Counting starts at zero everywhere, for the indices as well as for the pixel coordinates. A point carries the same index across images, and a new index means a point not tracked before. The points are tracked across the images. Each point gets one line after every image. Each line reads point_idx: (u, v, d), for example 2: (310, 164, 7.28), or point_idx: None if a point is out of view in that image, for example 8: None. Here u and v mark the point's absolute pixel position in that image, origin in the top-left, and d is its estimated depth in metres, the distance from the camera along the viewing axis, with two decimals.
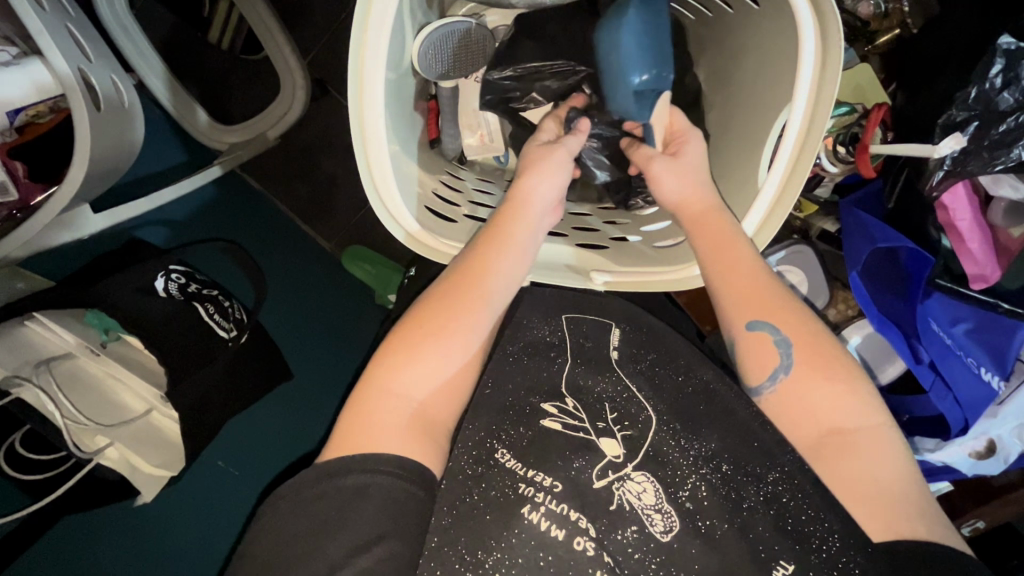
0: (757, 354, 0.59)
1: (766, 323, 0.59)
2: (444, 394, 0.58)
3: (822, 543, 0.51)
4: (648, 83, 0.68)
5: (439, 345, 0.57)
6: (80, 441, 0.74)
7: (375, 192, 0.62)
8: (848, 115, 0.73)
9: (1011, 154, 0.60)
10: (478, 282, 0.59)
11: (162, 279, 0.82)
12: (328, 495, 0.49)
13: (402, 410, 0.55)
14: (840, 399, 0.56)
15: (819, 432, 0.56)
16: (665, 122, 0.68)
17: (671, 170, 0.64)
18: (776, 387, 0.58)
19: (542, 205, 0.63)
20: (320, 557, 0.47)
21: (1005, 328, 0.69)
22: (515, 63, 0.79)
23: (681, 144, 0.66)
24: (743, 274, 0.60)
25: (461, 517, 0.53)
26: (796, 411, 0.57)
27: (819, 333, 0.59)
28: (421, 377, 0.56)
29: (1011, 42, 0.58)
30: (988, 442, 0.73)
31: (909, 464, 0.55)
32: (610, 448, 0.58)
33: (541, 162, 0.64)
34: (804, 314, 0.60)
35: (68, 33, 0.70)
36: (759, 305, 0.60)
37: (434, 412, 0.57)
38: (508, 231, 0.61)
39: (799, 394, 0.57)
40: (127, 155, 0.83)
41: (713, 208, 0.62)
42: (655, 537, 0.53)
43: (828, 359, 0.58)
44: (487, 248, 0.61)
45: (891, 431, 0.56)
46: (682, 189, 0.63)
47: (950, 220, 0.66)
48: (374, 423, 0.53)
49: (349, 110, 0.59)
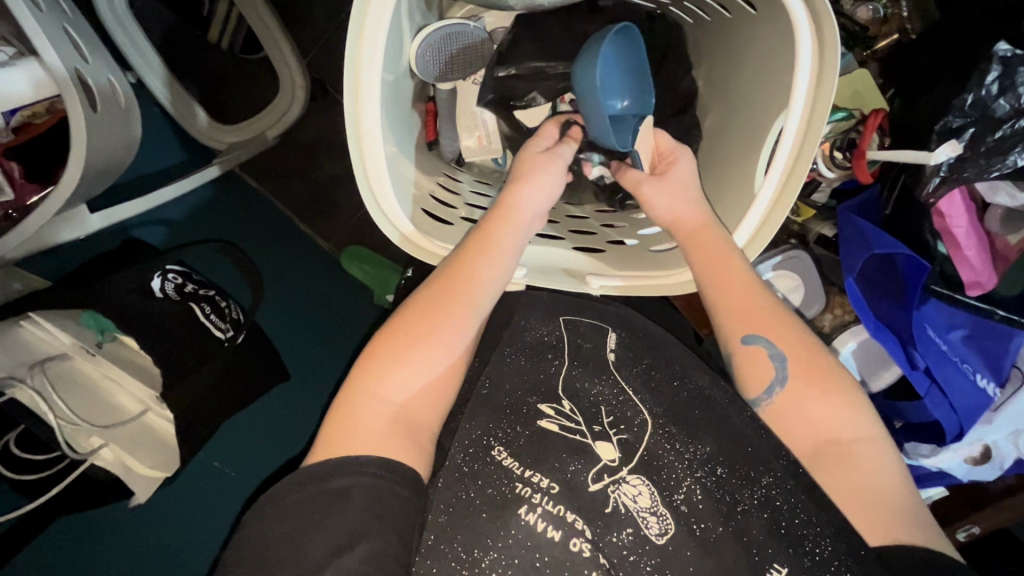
0: (741, 368, 0.60)
1: (747, 337, 0.59)
2: (424, 399, 0.57)
3: (815, 546, 0.52)
4: (630, 109, 0.68)
5: (420, 353, 0.57)
6: (74, 441, 0.75)
7: (371, 194, 0.62)
8: (845, 120, 0.72)
9: (1007, 161, 0.60)
10: (456, 295, 0.59)
11: (158, 279, 0.82)
12: (314, 499, 0.49)
13: (384, 414, 0.54)
14: (820, 410, 0.56)
15: (813, 444, 0.56)
16: (651, 143, 0.68)
17: (658, 190, 0.64)
18: (766, 401, 0.59)
19: (528, 216, 0.63)
20: (303, 557, 0.47)
21: (1003, 333, 0.68)
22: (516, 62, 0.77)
23: (670, 163, 0.66)
24: (722, 288, 0.60)
25: (456, 515, 0.53)
26: (779, 421, 0.58)
27: (802, 344, 0.59)
28: (405, 381, 0.56)
29: (1007, 49, 0.58)
30: (983, 448, 0.74)
31: (902, 472, 0.55)
32: (606, 451, 0.58)
33: (531, 172, 0.64)
34: (790, 326, 0.60)
35: (65, 32, 0.70)
36: (750, 317, 0.60)
37: (417, 415, 0.57)
38: (486, 241, 0.61)
39: (793, 403, 0.57)
40: (123, 153, 0.82)
41: (694, 225, 0.62)
42: (650, 539, 0.53)
43: (819, 369, 0.58)
44: (473, 255, 0.60)
45: (883, 441, 0.56)
46: (674, 203, 0.63)
47: (947, 227, 0.66)
48: (355, 429, 0.53)
49: (345, 110, 0.59)
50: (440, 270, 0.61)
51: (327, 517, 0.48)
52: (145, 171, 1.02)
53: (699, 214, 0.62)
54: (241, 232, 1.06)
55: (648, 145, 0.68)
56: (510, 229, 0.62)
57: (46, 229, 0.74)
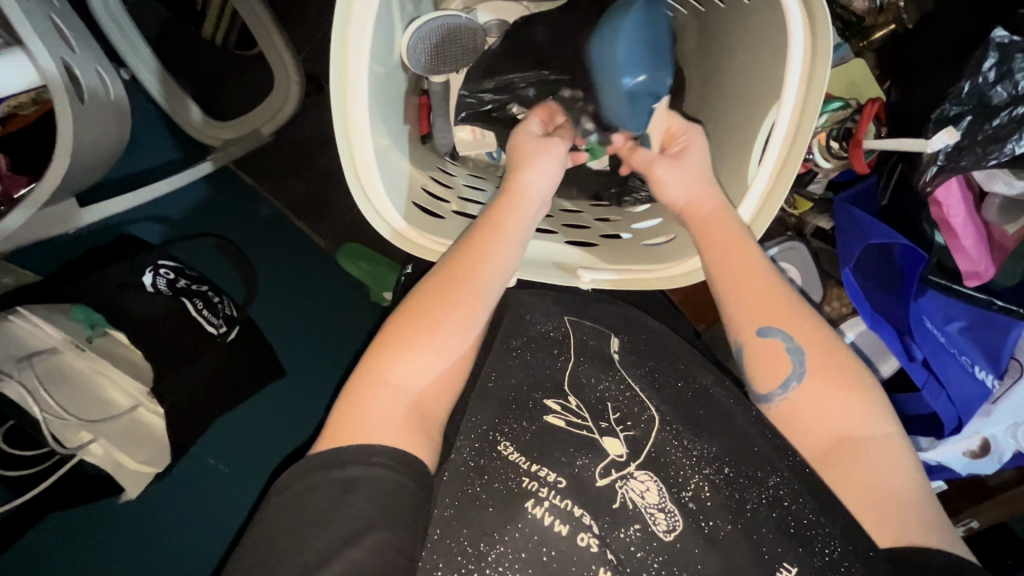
0: (753, 361, 0.58)
1: (763, 330, 0.57)
2: (436, 388, 0.57)
3: (824, 547, 0.51)
4: (645, 85, 0.65)
5: (432, 339, 0.56)
6: (62, 436, 0.75)
7: (360, 186, 0.61)
8: (841, 110, 0.71)
9: (1005, 148, 0.59)
10: (466, 279, 0.58)
11: (150, 274, 0.79)
12: (319, 489, 0.48)
13: (400, 402, 0.54)
14: (839, 406, 0.55)
15: (829, 439, 0.54)
16: (664, 125, 0.67)
17: (673, 171, 0.63)
18: (780, 395, 0.57)
19: (538, 199, 0.64)
20: (306, 548, 0.46)
21: (1000, 325, 0.68)
22: (496, 74, 0.78)
23: (684, 145, 0.65)
24: (732, 275, 0.59)
25: (462, 509, 0.53)
26: (794, 415, 0.56)
27: (818, 338, 0.57)
28: (418, 369, 0.56)
29: (1004, 35, 0.57)
30: (982, 441, 0.73)
31: (919, 473, 0.54)
32: (613, 447, 0.57)
33: (530, 160, 0.64)
34: (806, 319, 0.58)
35: (52, 23, 0.69)
36: (765, 311, 0.58)
37: (430, 405, 0.56)
38: (498, 224, 0.61)
39: (809, 401, 0.55)
40: (111, 147, 0.81)
41: (709, 213, 0.61)
42: (658, 536, 0.52)
43: (838, 366, 0.56)
44: (478, 240, 0.60)
45: (901, 440, 0.54)
46: (691, 189, 0.62)
47: (944, 217, 0.65)
48: (369, 417, 0.52)
49: (332, 103, 0.58)
50: (443, 260, 0.60)
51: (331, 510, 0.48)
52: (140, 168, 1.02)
53: (714, 200, 0.61)
54: (237, 229, 1.05)
55: (660, 128, 0.67)
56: (520, 212, 0.62)
57: (37, 224, 0.74)
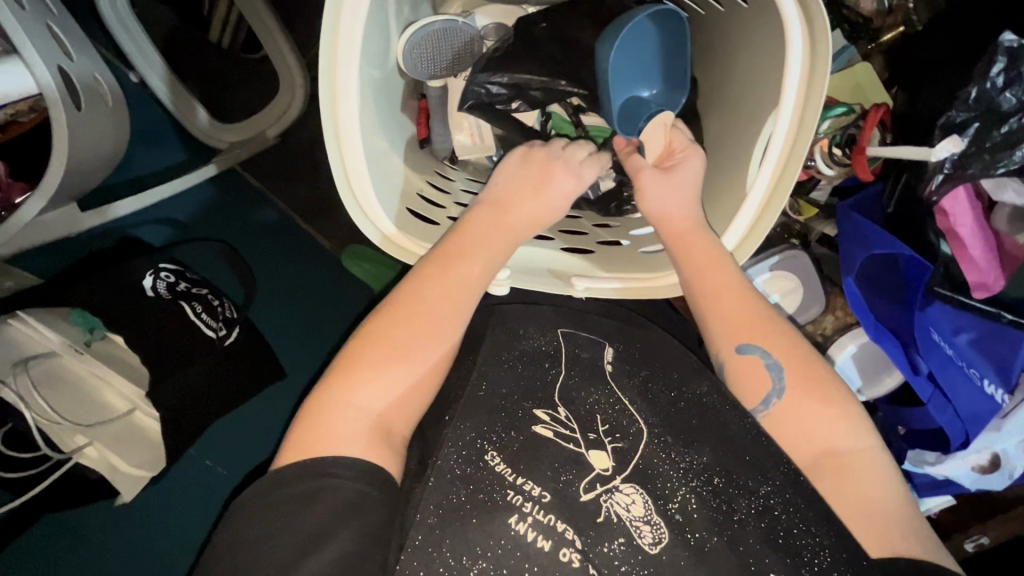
0: (736, 379, 0.60)
1: (742, 347, 0.59)
2: (402, 405, 0.56)
3: (813, 557, 0.51)
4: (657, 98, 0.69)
5: (400, 366, 0.56)
6: (61, 441, 0.77)
7: (353, 197, 0.60)
8: (845, 115, 0.69)
9: (1014, 156, 0.57)
10: (443, 306, 0.59)
11: (150, 277, 0.82)
12: (283, 501, 0.49)
13: (359, 421, 0.54)
14: (819, 420, 0.57)
15: (812, 454, 0.56)
16: (664, 139, 0.65)
17: (655, 182, 0.62)
18: (764, 411, 0.58)
19: (518, 228, 0.62)
20: (272, 560, 0.47)
21: (1011, 339, 0.62)
22: (509, 69, 0.75)
23: (677, 162, 0.63)
24: (711, 298, 0.59)
25: (447, 517, 0.51)
26: (778, 430, 0.58)
27: (797, 354, 0.59)
28: (388, 387, 0.56)
29: (1013, 39, 0.56)
30: (992, 456, 0.69)
31: (897, 482, 0.56)
32: (599, 460, 0.56)
33: (526, 189, 0.63)
34: (784, 336, 0.59)
35: (49, 30, 0.70)
36: (748, 330, 0.59)
37: (393, 419, 0.56)
38: (471, 255, 0.60)
39: (793, 416, 0.57)
40: (108, 149, 0.82)
41: (680, 227, 0.60)
42: (643, 549, 0.52)
43: (817, 380, 0.58)
44: (457, 267, 0.59)
45: (879, 452, 0.56)
46: (669, 200, 0.61)
47: (950, 227, 0.63)
48: (330, 432, 0.52)
49: (322, 112, 0.57)
50: (417, 285, 0.59)
51: (296, 517, 0.48)
52: (147, 171, 1.03)
53: (688, 215, 0.60)
54: (239, 231, 1.05)
55: (660, 139, 0.65)
56: (505, 228, 0.61)
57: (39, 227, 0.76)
